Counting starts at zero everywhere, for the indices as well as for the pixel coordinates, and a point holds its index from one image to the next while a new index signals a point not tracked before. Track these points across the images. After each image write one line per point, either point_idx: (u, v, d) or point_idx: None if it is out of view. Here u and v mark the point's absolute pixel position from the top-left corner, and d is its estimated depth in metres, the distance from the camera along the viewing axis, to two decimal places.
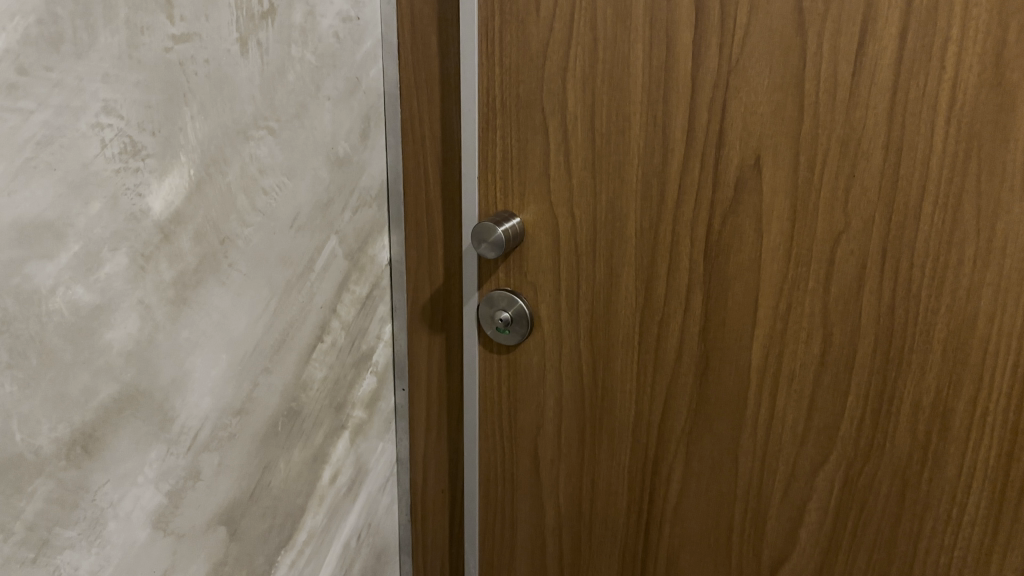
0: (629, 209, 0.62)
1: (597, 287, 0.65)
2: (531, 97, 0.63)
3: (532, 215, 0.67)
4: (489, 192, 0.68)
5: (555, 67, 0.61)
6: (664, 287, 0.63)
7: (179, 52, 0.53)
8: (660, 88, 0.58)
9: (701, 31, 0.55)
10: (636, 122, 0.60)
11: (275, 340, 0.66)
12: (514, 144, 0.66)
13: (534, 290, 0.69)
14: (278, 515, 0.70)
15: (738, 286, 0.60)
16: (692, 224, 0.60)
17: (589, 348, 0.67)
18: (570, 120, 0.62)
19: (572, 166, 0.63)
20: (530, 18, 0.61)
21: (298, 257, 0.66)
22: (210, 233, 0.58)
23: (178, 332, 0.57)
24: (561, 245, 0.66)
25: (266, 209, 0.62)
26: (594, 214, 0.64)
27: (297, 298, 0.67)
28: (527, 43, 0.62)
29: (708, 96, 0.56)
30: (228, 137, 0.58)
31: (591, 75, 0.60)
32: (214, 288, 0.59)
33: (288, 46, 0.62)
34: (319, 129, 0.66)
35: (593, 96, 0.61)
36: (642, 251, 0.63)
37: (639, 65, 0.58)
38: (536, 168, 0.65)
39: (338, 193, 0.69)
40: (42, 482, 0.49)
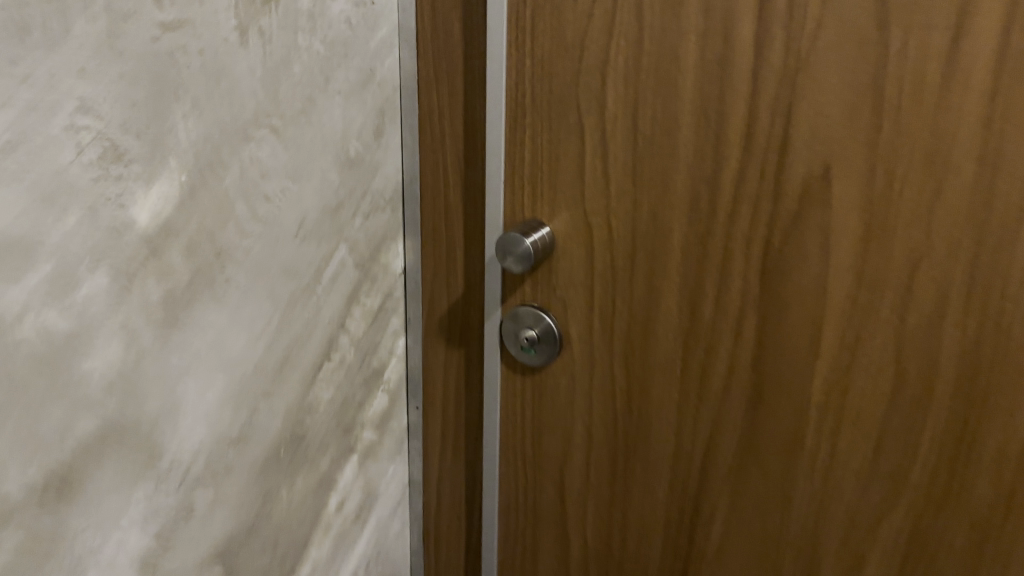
0: (675, 222, 0.55)
1: (636, 308, 0.59)
2: (566, 94, 0.56)
3: (563, 225, 0.60)
4: (517, 197, 0.61)
5: (594, 61, 0.54)
6: (713, 310, 0.56)
7: (168, 41, 0.46)
8: (716, 86, 0.50)
9: (767, 21, 0.48)
10: (686, 124, 0.52)
11: (278, 360, 0.59)
12: (544, 146, 0.58)
13: (565, 308, 0.62)
14: (280, 549, 0.64)
15: (798, 312, 0.53)
16: (747, 241, 0.53)
17: (626, 373, 0.61)
18: (611, 120, 0.55)
19: (611, 172, 0.56)
20: (567, 3, 0.53)
21: (304, 268, 0.59)
22: (205, 245, 0.51)
23: (167, 357, 0.51)
24: (597, 259, 0.59)
25: (269, 217, 0.55)
26: (634, 226, 0.57)
27: (302, 312, 0.60)
28: (563, 32, 0.54)
29: (771, 96, 0.49)
30: (225, 136, 0.51)
31: (636, 70, 0.53)
32: (208, 306, 0.52)
33: (294, 34, 0.54)
34: (328, 125, 0.59)
35: (637, 93, 0.53)
36: (687, 270, 0.55)
37: (692, 59, 0.51)
38: (570, 173, 0.58)
39: (349, 196, 0.62)
40: (10, 532, 0.43)
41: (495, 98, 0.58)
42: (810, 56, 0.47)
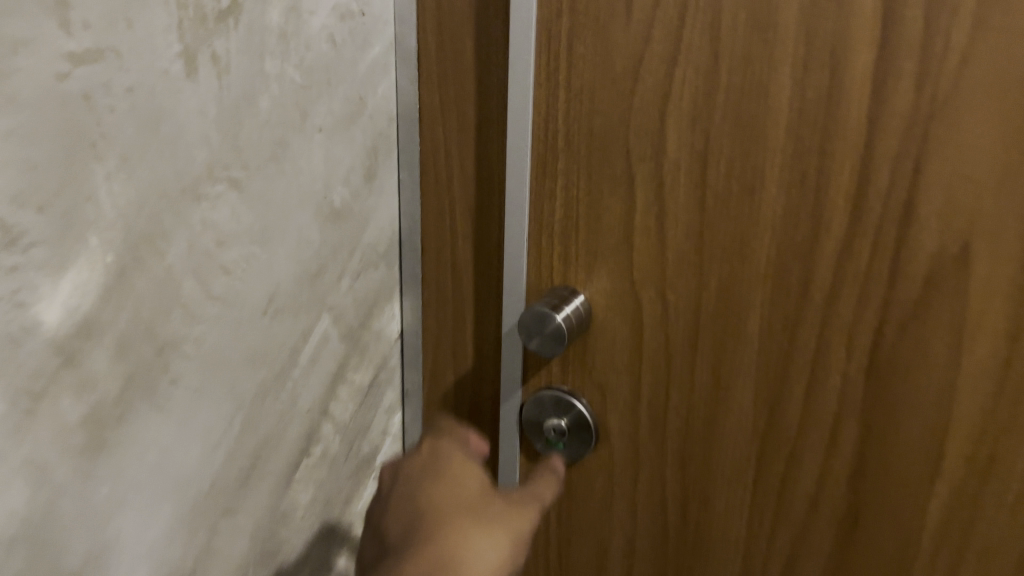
0: (753, 300, 0.44)
1: (697, 399, 0.48)
2: (612, 135, 0.44)
3: (603, 296, 0.48)
4: (545, 259, 0.49)
5: (650, 95, 0.42)
6: (801, 408, 0.45)
7: (82, 77, 0.34)
8: (816, 133, 0.39)
9: (891, 53, 0.36)
10: (772, 181, 0.41)
11: (242, 468, 0.47)
12: (581, 198, 0.46)
13: (602, 395, 0.51)
14: None
15: (913, 417, 0.43)
16: (850, 328, 0.42)
17: (682, 478, 0.50)
18: (670, 171, 0.43)
19: (669, 234, 0.45)
20: (616, 21, 0.41)
21: (274, 353, 0.47)
22: (139, 342, 0.39)
23: (95, 492, 0.38)
24: (645, 339, 0.48)
25: (228, 295, 0.43)
26: (698, 303, 0.45)
27: (273, 406, 0.48)
28: (610, 58, 0.42)
29: (892, 149, 0.38)
30: (166, 199, 0.39)
31: (706, 109, 0.41)
32: (148, 419, 0.40)
33: (259, 59, 0.42)
34: (303, 172, 0.46)
35: (708, 139, 0.42)
36: (769, 359, 0.45)
37: (784, 98, 0.39)
38: (614, 233, 0.46)
39: (332, 257, 0.50)
40: None
41: (521, 136, 0.45)
42: (946, 101, 0.36)
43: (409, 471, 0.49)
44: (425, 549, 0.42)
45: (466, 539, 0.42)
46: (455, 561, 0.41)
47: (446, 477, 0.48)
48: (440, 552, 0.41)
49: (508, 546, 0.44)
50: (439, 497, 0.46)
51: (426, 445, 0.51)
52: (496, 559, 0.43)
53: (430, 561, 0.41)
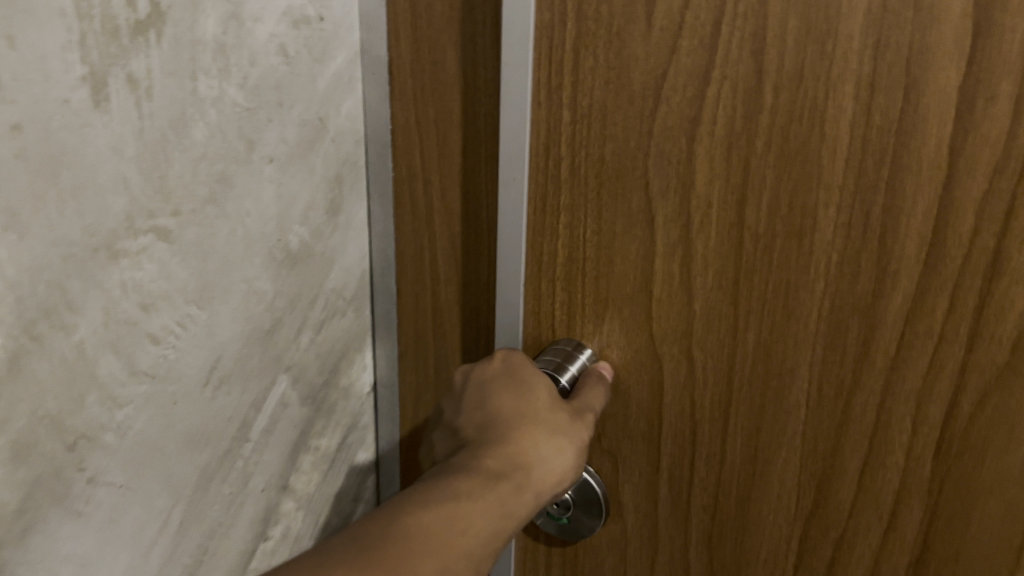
0: (799, 362, 0.38)
1: (728, 470, 0.42)
2: (629, 166, 0.38)
3: (614, 355, 0.43)
4: (545, 310, 0.44)
5: (676, 118, 0.36)
6: (855, 488, 0.39)
7: None
8: (881, 165, 0.33)
9: (980, 69, 0.30)
10: (826, 223, 0.35)
11: (188, 567, 0.40)
12: (589, 240, 0.41)
13: (615, 465, 0.46)
14: None
15: (991, 505, 0.36)
16: (918, 401, 0.36)
17: (710, 552, 0.45)
18: (697, 209, 0.37)
19: (696, 286, 0.39)
20: (635, 27, 0.35)
21: (217, 430, 0.39)
22: (47, 440, 0.31)
23: None
24: (663, 400, 0.43)
25: (161, 370, 0.35)
26: (731, 364, 0.40)
27: (221, 490, 0.41)
28: (627, 72, 0.36)
29: (975, 192, 0.32)
30: (75, 262, 0.31)
31: (746, 135, 0.35)
32: (63, 528, 0.33)
33: (192, 79, 0.34)
34: (251, 214, 0.39)
35: (747, 169, 0.36)
36: (817, 433, 0.39)
37: (844, 123, 0.33)
38: (631, 280, 0.41)
39: (288, 309, 0.43)
40: None
41: (516, 176, 0.40)
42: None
43: (475, 371, 0.42)
44: (494, 448, 0.38)
45: (535, 441, 0.38)
46: (522, 471, 0.37)
47: (519, 377, 0.40)
48: (505, 461, 0.37)
49: (572, 459, 0.39)
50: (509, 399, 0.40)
51: (501, 351, 0.42)
52: (557, 478, 0.39)
53: (496, 468, 0.37)
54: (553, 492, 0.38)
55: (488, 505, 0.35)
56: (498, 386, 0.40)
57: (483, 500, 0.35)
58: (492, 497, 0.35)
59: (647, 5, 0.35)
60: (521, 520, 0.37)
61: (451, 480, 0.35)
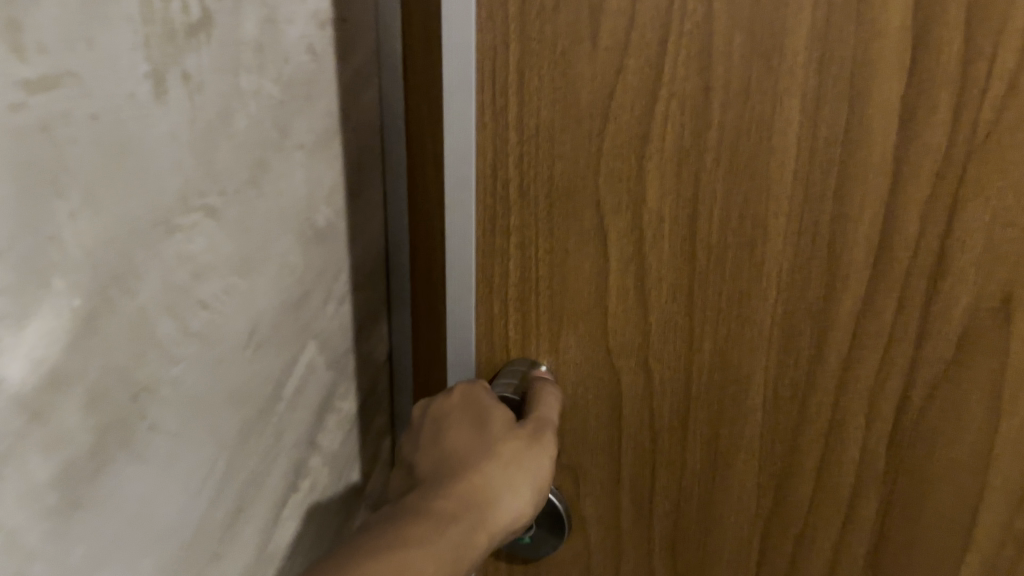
0: (759, 351, 0.51)
1: (694, 387, 0.53)
2: (573, 171, 0.48)
3: (576, 364, 0.53)
4: (499, 316, 0.53)
5: (627, 130, 0.46)
6: (819, 446, 0.53)
7: (40, 106, 0.30)
8: (827, 171, 0.45)
9: (915, 84, 0.42)
10: (756, 194, 0.46)
11: (233, 508, 0.45)
12: (541, 252, 0.51)
13: (575, 477, 0.57)
14: None
15: (937, 432, 0.51)
16: (872, 371, 0.50)
17: (679, 460, 0.55)
18: (651, 220, 0.48)
19: (652, 287, 0.50)
20: (582, 49, 0.45)
21: (259, 388, 0.45)
22: (114, 389, 0.36)
23: (70, 554, 0.35)
24: (623, 396, 0.54)
25: (207, 330, 0.40)
26: (694, 361, 0.52)
27: (259, 442, 0.47)
28: (575, 92, 0.46)
29: (882, 182, 0.44)
30: (138, 235, 0.35)
31: (694, 150, 0.46)
32: (127, 469, 0.37)
33: (236, 76, 0.40)
34: (281, 195, 0.45)
35: (699, 179, 0.47)
36: (783, 407, 0.52)
37: (791, 130, 0.44)
38: (586, 291, 0.51)
39: (315, 282, 0.50)
40: None
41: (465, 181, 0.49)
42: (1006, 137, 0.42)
43: (441, 406, 0.53)
44: (451, 490, 0.48)
45: (486, 482, 0.49)
46: (476, 510, 0.47)
47: (476, 425, 0.51)
48: (459, 502, 0.47)
49: (529, 492, 0.50)
50: (468, 447, 0.50)
51: (461, 386, 0.53)
52: (518, 503, 0.49)
53: (453, 509, 0.47)
54: (501, 529, 0.48)
55: (445, 541, 0.44)
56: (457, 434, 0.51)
57: (442, 537, 0.44)
58: (449, 533, 0.45)
59: (591, 32, 0.44)
60: (475, 553, 0.46)
61: (415, 522, 0.44)
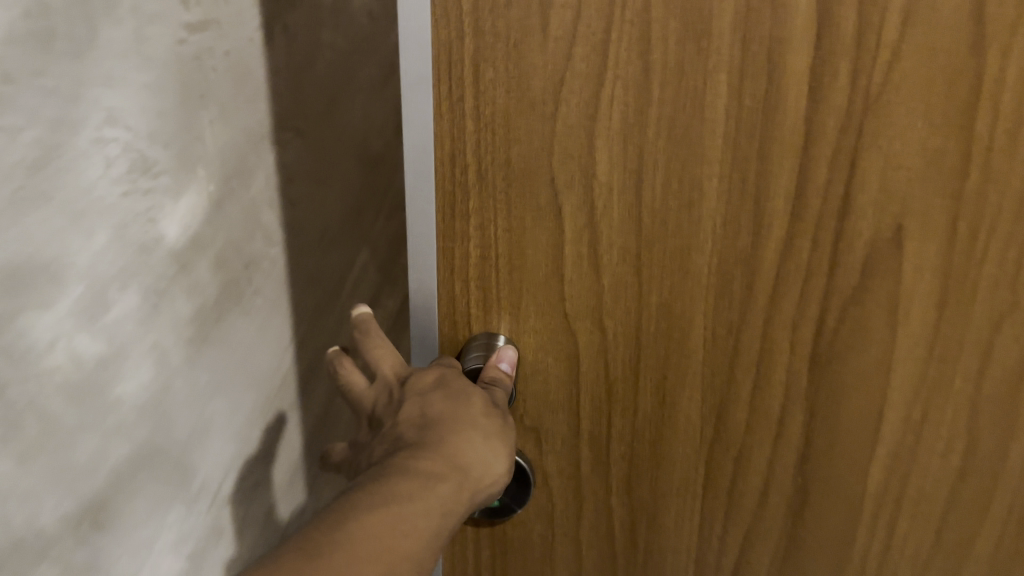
0: (698, 312, 0.52)
1: (647, 356, 0.53)
2: (528, 161, 0.48)
3: (536, 340, 0.54)
4: (461, 302, 0.53)
5: (575, 116, 0.47)
6: (746, 404, 0.55)
7: (196, 42, 0.44)
8: (753, 138, 0.46)
9: (824, 53, 0.43)
10: (708, 181, 0.47)
11: (303, 367, 0.60)
12: (501, 235, 0.51)
13: (538, 440, 0.58)
14: None
15: (842, 387, 0.53)
16: (794, 313, 0.51)
17: (629, 423, 0.56)
18: (601, 193, 0.48)
19: (608, 249, 0.50)
20: (532, 39, 0.45)
21: (326, 275, 0.60)
22: (232, 258, 0.49)
23: (199, 375, 0.49)
24: (585, 368, 0.54)
25: (293, 224, 0.54)
26: (639, 326, 0.52)
27: (323, 320, 0.61)
28: (527, 81, 0.46)
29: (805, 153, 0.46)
30: (252, 143, 0.49)
31: (638, 126, 0.46)
32: (237, 321, 0.51)
33: (318, 31, 0.54)
34: (348, 128, 0.59)
35: (641, 151, 0.47)
36: (710, 369, 0.54)
37: (722, 104, 0.45)
38: (543, 268, 0.51)
39: (370, 200, 0.64)
40: (45, 569, 0.41)
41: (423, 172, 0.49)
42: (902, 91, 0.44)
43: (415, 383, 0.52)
44: (431, 452, 0.48)
45: (464, 448, 0.49)
46: (457, 471, 0.48)
47: (455, 391, 0.50)
48: (439, 465, 0.48)
49: (505, 457, 0.51)
50: (450, 412, 0.49)
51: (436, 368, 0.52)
52: (491, 475, 0.50)
53: (434, 468, 0.47)
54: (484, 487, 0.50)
55: (425, 502, 0.45)
56: (437, 402, 0.50)
57: (423, 499, 0.45)
58: (431, 493, 0.46)
59: (541, 22, 0.44)
60: (456, 513, 0.48)
61: (396, 483, 0.45)
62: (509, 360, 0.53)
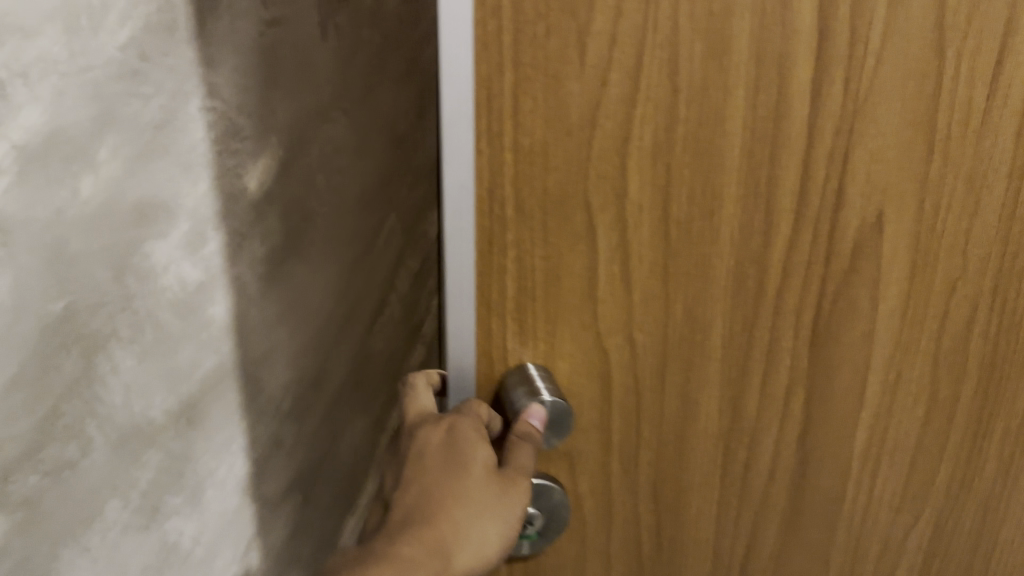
0: (718, 322, 0.48)
1: (671, 385, 0.51)
2: (567, 188, 0.44)
3: (567, 370, 0.50)
4: (497, 339, 0.48)
5: (613, 136, 0.42)
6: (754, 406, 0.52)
7: (274, 35, 0.56)
8: (768, 147, 0.43)
9: (832, 64, 0.41)
10: (730, 202, 0.44)
11: (345, 311, 0.71)
12: (537, 265, 0.46)
13: (570, 465, 0.54)
14: (337, 486, 0.76)
15: (839, 361, 0.51)
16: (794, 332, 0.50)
17: (658, 456, 0.53)
18: (630, 215, 0.44)
19: (631, 274, 0.46)
20: (569, 66, 0.40)
21: (363, 233, 0.72)
22: (293, 210, 0.62)
23: (266, 305, 0.61)
24: (619, 385, 0.50)
25: (338, 186, 0.67)
26: (667, 338, 0.49)
27: (362, 272, 0.73)
28: (565, 106, 0.41)
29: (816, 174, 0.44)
30: (310, 118, 0.61)
31: (666, 143, 0.43)
32: (296, 263, 0.63)
33: (359, 29, 0.65)
34: (380, 110, 0.71)
35: (671, 170, 0.43)
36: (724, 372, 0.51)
37: (741, 120, 0.42)
38: (576, 296, 0.47)
39: (397, 172, 0.76)
40: (154, 452, 0.53)
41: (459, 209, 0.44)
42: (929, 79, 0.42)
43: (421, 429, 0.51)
44: (417, 532, 0.48)
45: (451, 524, 0.48)
46: (441, 550, 0.47)
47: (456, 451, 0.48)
48: (423, 544, 0.47)
49: (501, 536, 0.49)
50: (443, 486, 0.49)
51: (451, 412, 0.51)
52: (483, 549, 0.48)
53: (419, 548, 0.47)
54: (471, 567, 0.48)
55: None
56: (430, 473, 0.49)
57: None
58: None
59: (578, 47, 0.40)
60: None
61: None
62: (539, 418, 0.48)
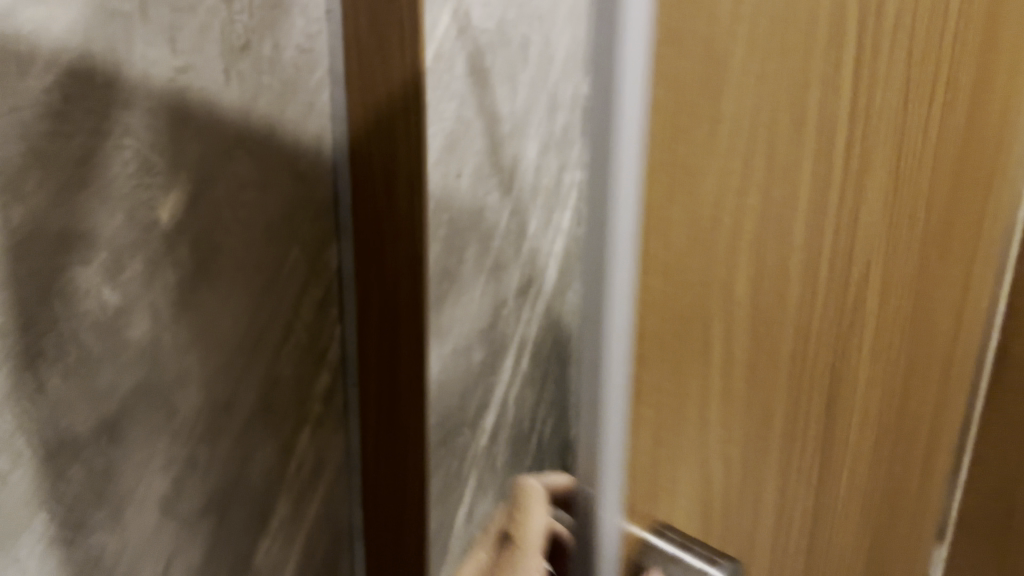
0: (810, 334, 0.56)
1: (762, 414, 0.55)
2: (706, 256, 0.47)
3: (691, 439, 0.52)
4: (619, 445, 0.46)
5: (743, 183, 0.46)
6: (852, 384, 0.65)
7: (181, 80, 0.61)
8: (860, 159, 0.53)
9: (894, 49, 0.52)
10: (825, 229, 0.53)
11: (253, 338, 0.74)
12: (667, 339, 0.47)
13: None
14: (253, 513, 0.77)
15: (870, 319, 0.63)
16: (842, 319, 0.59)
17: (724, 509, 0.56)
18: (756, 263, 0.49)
19: (736, 307, 0.49)
20: (721, 118, 0.44)
21: (269, 263, 0.74)
22: (202, 241, 0.66)
23: (181, 331, 0.65)
24: (738, 434, 0.54)
25: (245, 220, 0.70)
26: (763, 366, 0.53)
27: (269, 302, 0.75)
28: (697, 166, 0.44)
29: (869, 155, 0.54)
30: (215, 156, 0.66)
31: (784, 183, 0.48)
32: (207, 292, 0.67)
33: (259, 76, 0.69)
34: (282, 149, 0.73)
35: (780, 215, 0.49)
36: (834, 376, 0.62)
37: (841, 138, 0.51)
38: (698, 365, 0.50)
39: (299, 207, 0.77)
40: (76, 468, 0.57)
41: (622, 291, 0.43)
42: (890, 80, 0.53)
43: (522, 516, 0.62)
44: None
45: None
46: None
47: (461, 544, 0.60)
48: None
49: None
50: None
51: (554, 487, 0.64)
52: None
53: None
54: None
55: None
56: None
57: None
58: None
59: (727, 91, 0.43)
60: None
61: None
62: None
